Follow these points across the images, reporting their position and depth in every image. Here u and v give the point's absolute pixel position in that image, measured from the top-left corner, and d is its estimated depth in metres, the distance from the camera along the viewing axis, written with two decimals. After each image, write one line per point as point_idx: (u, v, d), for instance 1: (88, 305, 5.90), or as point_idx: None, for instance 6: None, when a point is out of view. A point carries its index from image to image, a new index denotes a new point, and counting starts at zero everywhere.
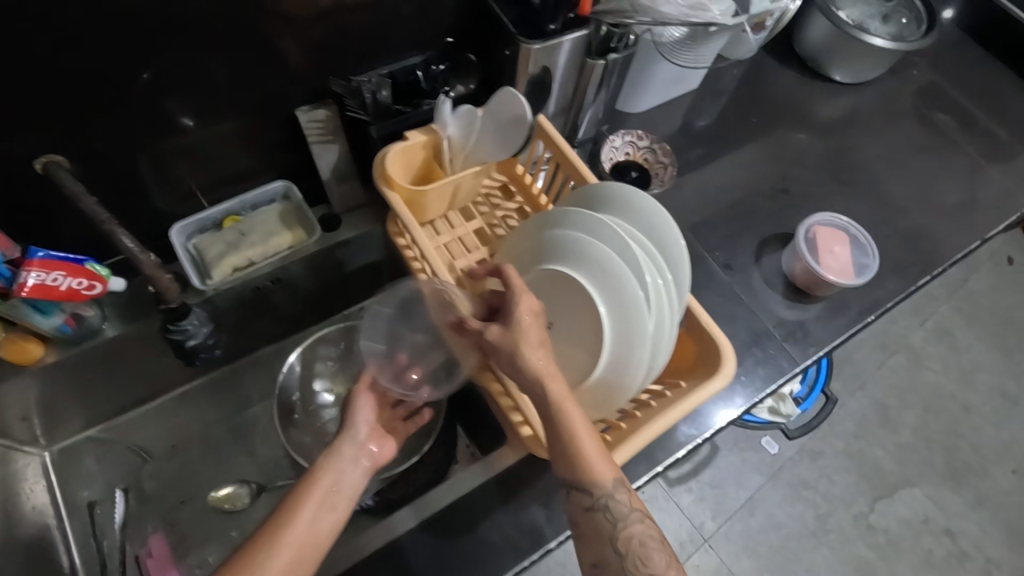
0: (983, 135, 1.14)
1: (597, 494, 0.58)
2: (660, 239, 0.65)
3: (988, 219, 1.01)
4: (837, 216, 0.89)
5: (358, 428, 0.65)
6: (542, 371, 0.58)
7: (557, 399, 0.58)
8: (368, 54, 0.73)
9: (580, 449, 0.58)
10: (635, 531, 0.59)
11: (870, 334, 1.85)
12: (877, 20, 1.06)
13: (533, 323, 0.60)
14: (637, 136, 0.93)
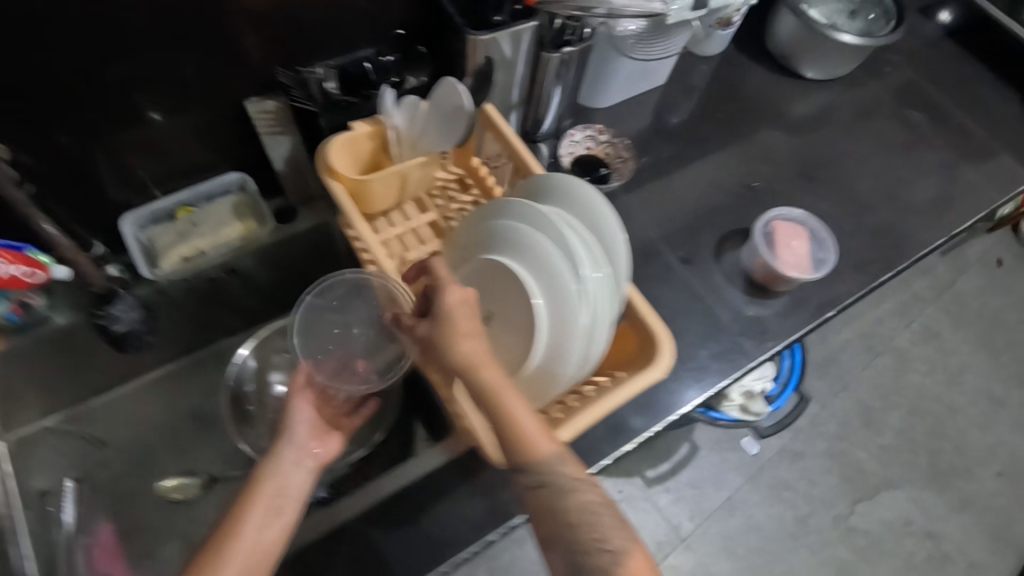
0: (956, 131, 1.14)
1: (538, 473, 0.56)
2: (600, 229, 0.64)
3: (957, 215, 1.01)
4: (794, 210, 0.90)
5: (298, 431, 0.65)
6: (472, 357, 0.57)
7: (488, 385, 0.56)
8: (315, 46, 0.73)
9: (516, 431, 0.56)
10: (579, 502, 0.55)
11: (855, 336, 1.84)
12: (846, 16, 1.05)
13: (463, 311, 0.58)
14: (597, 131, 0.94)
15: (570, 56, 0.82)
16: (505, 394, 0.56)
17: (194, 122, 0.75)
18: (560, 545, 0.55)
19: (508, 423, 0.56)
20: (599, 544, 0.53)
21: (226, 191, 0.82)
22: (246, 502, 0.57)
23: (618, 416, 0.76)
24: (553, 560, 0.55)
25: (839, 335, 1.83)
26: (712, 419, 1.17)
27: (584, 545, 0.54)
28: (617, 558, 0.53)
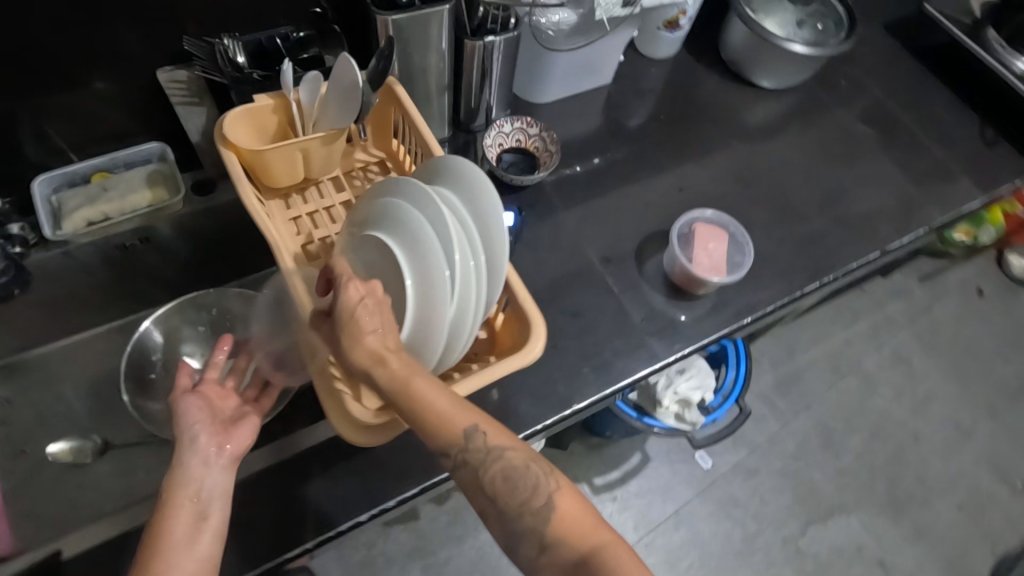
0: (908, 148, 1.12)
1: (453, 450, 0.56)
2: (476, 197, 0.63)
3: (895, 230, 0.99)
4: (717, 214, 0.89)
5: (196, 433, 0.59)
6: (373, 350, 0.58)
7: (399, 376, 0.57)
8: (228, 18, 0.74)
9: (423, 417, 0.56)
10: (500, 468, 0.57)
11: (822, 356, 1.81)
12: (797, 26, 1.04)
13: (357, 302, 0.59)
14: (526, 124, 0.93)
15: (494, 45, 0.82)
16: (412, 383, 0.57)
17: (117, 90, 0.76)
18: (492, 512, 0.57)
19: (417, 411, 0.57)
20: (525, 505, 0.55)
21: (147, 160, 0.84)
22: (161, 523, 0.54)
23: (510, 406, 0.76)
24: (493, 527, 0.57)
25: (806, 355, 1.80)
26: (646, 426, 1.15)
27: (511, 509, 0.55)
28: (545, 514, 0.55)
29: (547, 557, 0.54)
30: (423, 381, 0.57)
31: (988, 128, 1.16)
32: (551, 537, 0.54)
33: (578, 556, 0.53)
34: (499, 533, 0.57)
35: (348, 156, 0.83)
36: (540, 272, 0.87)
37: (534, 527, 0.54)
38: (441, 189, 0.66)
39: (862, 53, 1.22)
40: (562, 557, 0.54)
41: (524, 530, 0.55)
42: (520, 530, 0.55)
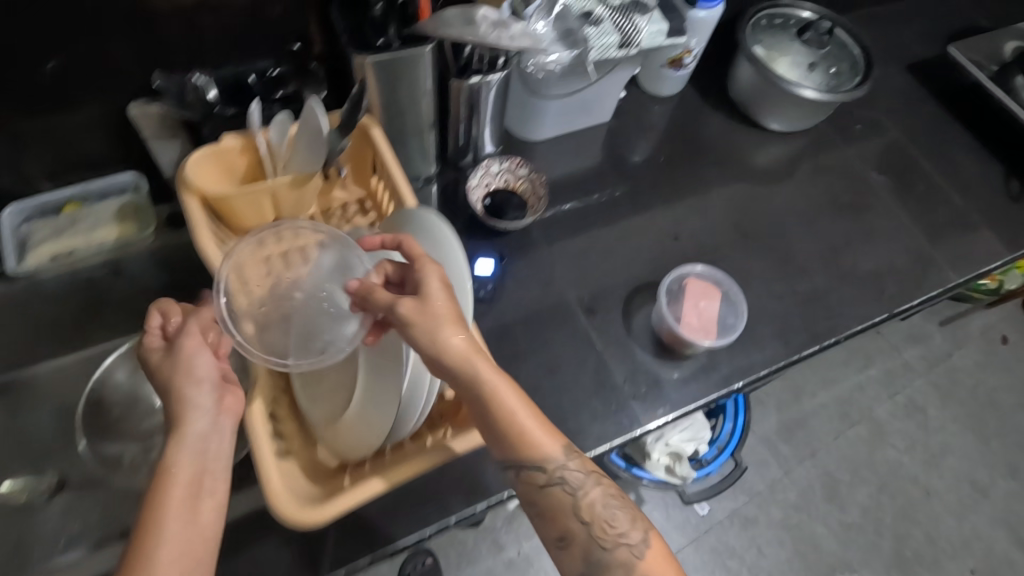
0: (926, 199, 1.05)
1: (549, 466, 0.56)
2: (436, 247, 0.61)
3: (906, 292, 0.93)
4: (710, 270, 0.85)
5: (201, 395, 0.55)
6: (464, 346, 0.54)
7: (486, 377, 0.54)
8: (202, 53, 0.73)
9: (517, 433, 0.56)
10: (595, 497, 0.56)
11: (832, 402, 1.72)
12: (812, 67, 0.98)
13: (434, 290, 0.55)
14: (515, 164, 0.88)
15: (480, 86, 0.78)
16: (508, 395, 0.55)
17: (91, 121, 0.75)
18: (577, 539, 0.56)
19: (511, 421, 0.55)
20: (620, 538, 0.55)
21: (121, 191, 0.82)
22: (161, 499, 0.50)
23: (476, 468, 0.72)
24: (571, 556, 0.56)
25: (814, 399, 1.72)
26: (634, 477, 1.11)
27: (604, 539, 0.55)
28: (636, 550, 0.55)
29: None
30: (510, 390, 0.55)
31: (1013, 180, 1.09)
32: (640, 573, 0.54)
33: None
34: (580, 561, 0.56)
35: (324, 194, 0.80)
36: (520, 322, 0.82)
37: (624, 562, 0.55)
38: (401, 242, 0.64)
39: (881, 96, 1.15)
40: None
41: (612, 563, 0.55)
42: (605, 562, 0.55)
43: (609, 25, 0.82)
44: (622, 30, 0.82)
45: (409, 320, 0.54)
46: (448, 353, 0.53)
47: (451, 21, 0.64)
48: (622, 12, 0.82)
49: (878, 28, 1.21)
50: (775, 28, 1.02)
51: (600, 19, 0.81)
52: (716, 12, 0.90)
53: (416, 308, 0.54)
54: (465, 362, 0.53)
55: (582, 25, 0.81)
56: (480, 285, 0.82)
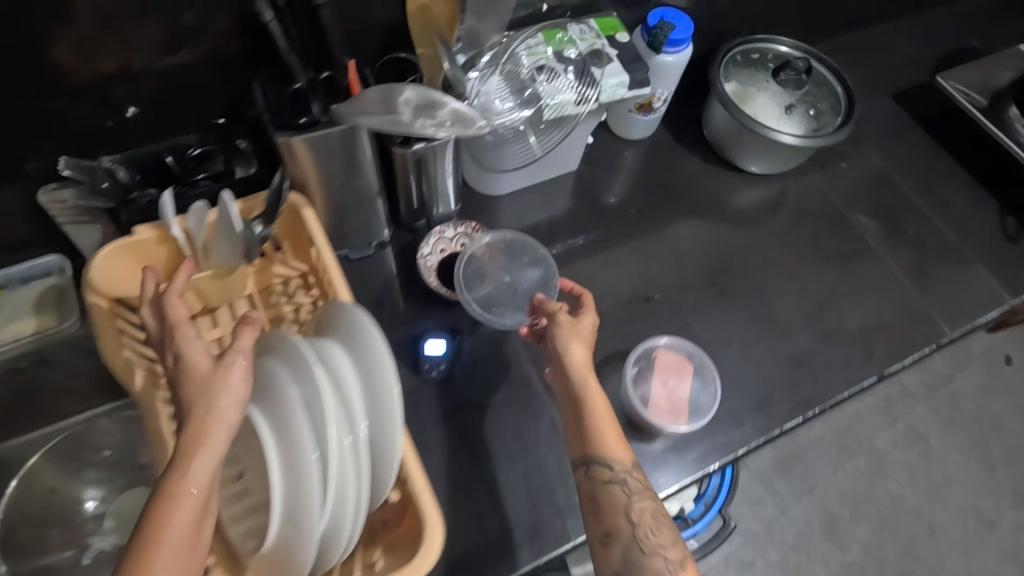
0: (919, 242, 0.98)
1: (617, 466, 0.62)
2: (358, 346, 0.55)
3: (898, 350, 0.86)
4: (679, 342, 0.80)
5: (228, 412, 0.50)
6: (585, 364, 0.66)
7: (595, 386, 0.65)
8: (122, 129, 0.67)
9: (593, 429, 0.63)
10: (647, 505, 0.61)
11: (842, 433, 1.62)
12: (789, 107, 0.93)
13: (581, 323, 0.69)
14: (471, 229, 0.84)
15: (424, 151, 0.72)
16: (599, 405, 0.64)
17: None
18: (621, 536, 0.59)
19: (604, 420, 0.63)
20: (657, 546, 0.58)
21: (46, 274, 0.75)
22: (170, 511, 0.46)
23: None
24: (612, 552, 0.59)
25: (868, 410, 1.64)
26: None
27: (645, 543, 0.58)
28: (671, 566, 0.57)
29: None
30: (604, 403, 0.64)
31: (1010, 218, 1.02)
32: None
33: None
34: (618, 559, 0.58)
35: (263, 272, 0.74)
36: (477, 404, 0.76)
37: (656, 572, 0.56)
38: (322, 340, 0.57)
39: (867, 128, 1.09)
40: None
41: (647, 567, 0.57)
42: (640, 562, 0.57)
43: (564, 82, 0.75)
44: (578, 86, 0.75)
45: (555, 326, 0.69)
46: (571, 355, 0.66)
47: (366, 105, 0.54)
48: (579, 65, 0.76)
49: (862, 55, 1.15)
50: (750, 66, 0.97)
51: (556, 74, 0.75)
52: (684, 56, 0.84)
53: (564, 321, 0.69)
54: (580, 365, 0.65)
55: (536, 81, 0.74)
56: (432, 365, 0.75)
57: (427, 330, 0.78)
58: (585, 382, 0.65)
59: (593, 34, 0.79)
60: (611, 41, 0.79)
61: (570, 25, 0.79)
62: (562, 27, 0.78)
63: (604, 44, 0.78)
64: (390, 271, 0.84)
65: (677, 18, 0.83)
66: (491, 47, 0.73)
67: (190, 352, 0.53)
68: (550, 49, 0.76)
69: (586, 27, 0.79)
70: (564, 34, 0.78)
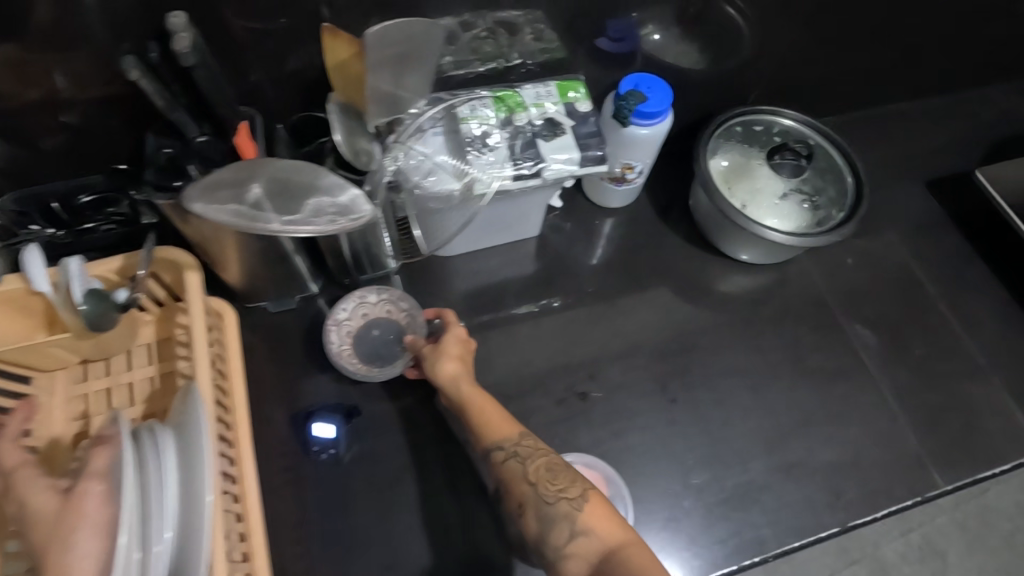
0: (927, 365, 0.84)
1: (506, 444, 0.62)
2: (188, 441, 0.51)
3: (870, 497, 0.74)
4: (591, 463, 0.71)
5: (83, 543, 0.44)
6: (451, 369, 0.67)
7: (464, 388, 0.66)
8: (21, 172, 0.63)
9: (479, 420, 0.64)
10: (541, 462, 0.60)
11: (898, 560, 1.14)
12: (783, 196, 0.82)
13: (447, 337, 0.70)
14: (396, 295, 0.76)
15: None
16: (477, 398, 0.66)
17: None
18: (530, 500, 0.58)
19: (485, 408, 0.65)
20: (560, 492, 0.57)
21: None
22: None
23: None
24: (529, 518, 0.58)
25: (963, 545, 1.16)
26: None
27: (549, 493, 0.58)
28: (577, 503, 0.56)
29: (574, 546, 0.54)
30: (480, 396, 0.66)
31: None
32: (580, 524, 0.55)
33: (604, 548, 0.54)
34: (535, 521, 0.57)
35: (163, 323, 0.69)
36: (369, 496, 0.71)
37: (567, 515, 0.56)
38: (150, 424, 0.52)
39: (887, 221, 0.95)
40: (587, 546, 0.54)
41: (556, 516, 0.56)
42: (552, 514, 0.56)
43: (503, 154, 0.67)
44: (519, 159, 0.68)
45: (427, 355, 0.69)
46: (439, 373, 0.67)
47: (222, 184, 0.49)
48: (526, 137, 0.69)
49: (888, 135, 1.02)
50: (747, 142, 0.86)
51: (494, 144, 0.68)
52: (662, 127, 0.75)
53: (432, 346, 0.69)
54: (450, 377, 0.67)
55: (471, 151, 0.67)
56: (322, 448, 0.72)
57: (318, 411, 0.73)
58: (458, 390, 0.66)
59: (552, 99, 0.71)
60: (569, 109, 0.71)
61: (526, 87, 0.71)
62: (516, 89, 0.71)
63: (560, 112, 0.71)
64: (310, 334, 0.78)
65: (653, 87, 0.74)
66: (411, 118, 0.65)
67: (38, 500, 0.49)
68: (497, 114, 0.69)
69: (545, 89, 0.72)
70: (519, 98, 0.71)
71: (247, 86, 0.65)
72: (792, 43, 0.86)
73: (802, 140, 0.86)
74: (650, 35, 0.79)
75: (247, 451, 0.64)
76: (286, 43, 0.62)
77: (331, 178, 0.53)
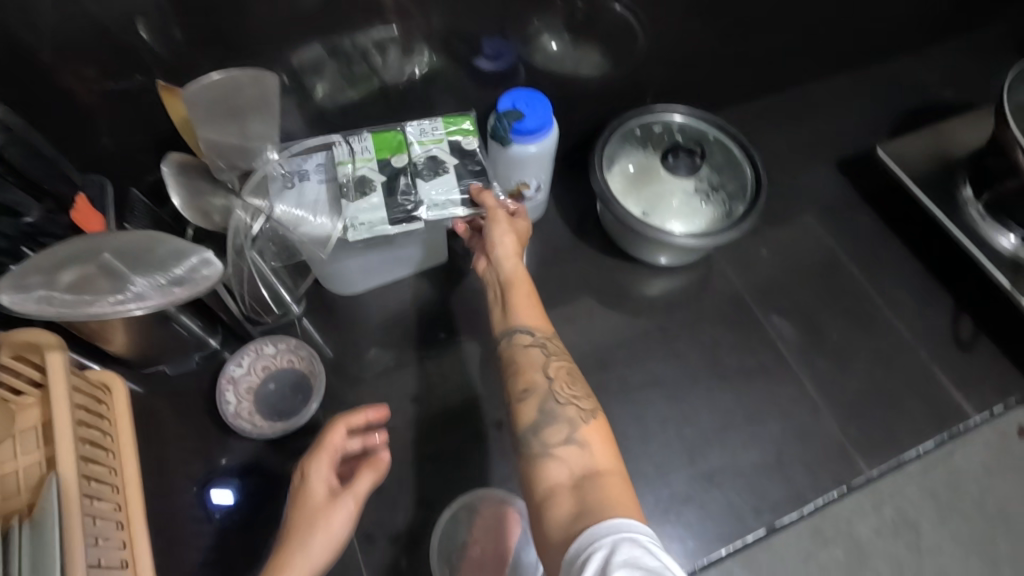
0: (849, 349, 0.83)
1: (536, 333, 0.61)
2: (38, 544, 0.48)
3: (795, 496, 0.72)
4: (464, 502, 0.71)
5: (313, 541, 0.51)
6: (508, 245, 0.65)
7: (510, 262, 0.64)
8: None
9: (527, 297, 0.63)
10: (563, 363, 0.60)
11: (875, 536, 0.90)
12: (685, 197, 0.81)
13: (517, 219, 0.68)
14: (293, 344, 0.75)
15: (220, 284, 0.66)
16: (523, 282, 0.64)
17: None
18: (538, 390, 0.58)
19: (522, 293, 0.63)
20: (572, 397, 0.58)
21: None
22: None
23: None
24: (528, 405, 0.57)
25: (942, 513, 0.92)
26: None
27: (560, 395, 0.58)
28: (584, 415, 0.57)
29: (564, 450, 0.54)
30: (527, 283, 0.64)
31: (964, 318, 0.86)
32: (580, 434, 0.55)
33: (592, 466, 0.52)
34: (533, 411, 0.57)
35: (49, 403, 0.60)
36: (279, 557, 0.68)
37: (568, 418, 0.56)
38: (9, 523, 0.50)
39: (799, 207, 0.94)
40: (577, 455, 0.53)
41: (559, 415, 0.56)
42: (554, 412, 0.56)
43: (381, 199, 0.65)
44: (399, 201, 0.65)
45: (485, 222, 0.66)
46: (496, 244, 0.65)
47: (35, 270, 0.49)
48: (404, 176, 0.66)
49: (796, 121, 1.01)
50: (645, 145, 0.85)
51: (371, 188, 0.65)
52: (546, 143, 0.73)
53: (501, 218, 0.65)
54: (503, 252, 0.64)
55: (344, 199, 0.64)
56: (224, 514, 0.69)
57: (218, 474, 0.71)
58: (501, 262, 0.64)
59: (437, 135, 0.69)
60: (455, 146, 0.69)
61: (411, 124, 0.69)
62: (399, 130, 0.69)
63: (445, 149, 0.68)
64: (212, 395, 0.75)
65: (531, 103, 0.71)
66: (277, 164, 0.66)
67: (315, 479, 0.55)
68: (376, 158, 0.67)
69: (429, 126, 0.70)
70: (401, 138, 0.68)
71: (101, 150, 0.62)
72: (683, 41, 0.85)
73: (698, 137, 0.86)
74: (544, 45, 0.77)
75: (139, 527, 0.62)
76: (131, 102, 0.59)
77: (170, 248, 0.53)
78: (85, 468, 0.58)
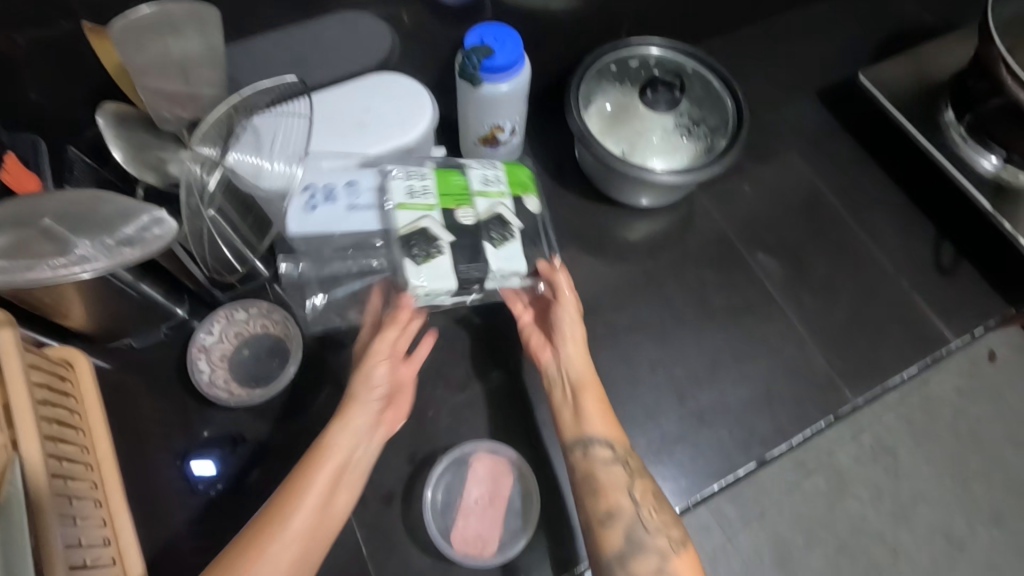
0: (833, 282, 0.82)
1: (618, 449, 0.61)
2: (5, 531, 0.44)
3: (784, 429, 0.73)
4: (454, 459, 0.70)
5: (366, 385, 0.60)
6: (580, 358, 0.64)
7: (585, 375, 0.64)
8: None
9: (605, 412, 0.63)
10: (644, 481, 0.60)
11: (857, 463, 0.92)
12: (666, 133, 0.77)
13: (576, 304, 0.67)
14: (266, 308, 0.72)
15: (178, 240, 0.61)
16: (593, 392, 0.63)
17: None
18: (623, 513, 0.58)
19: (596, 401, 0.63)
20: (661, 525, 0.58)
21: None
22: (299, 489, 0.55)
23: None
24: (613, 529, 0.57)
25: (921, 437, 0.94)
26: None
27: (647, 521, 0.58)
28: (674, 545, 0.57)
29: None
30: (600, 396, 0.63)
31: (946, 244, 0.86)
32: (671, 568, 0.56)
33: None
34: (620, 537, 0.57)
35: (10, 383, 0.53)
36: None
37: (659, 548, 0.56)
38: None
39: (782, 142, 0.92)
40: None
41: (650, 545, 0.56)
42: (643, 540, 0.56)
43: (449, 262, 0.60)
44: (468, 269, 0.61)
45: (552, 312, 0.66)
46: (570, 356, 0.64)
47: None
48: (471, 236, 0.61)
49: (775, 52, 0.98)
50: (622, 81, 0.81)
51: (440, 244, 0.60)
52: (518, 80, 0.68)
53: (570, 310, 0.65)
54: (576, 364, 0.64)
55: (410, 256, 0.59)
56: (208, 485, 0.67)
57: (198, 446, 0.69)
58: (575, 373, 0.64)
59: (500, 188, 0.66)
60: (516, 203, 0.66)
61: (475, 169, 0.66)
62: (463, 174, 0.65)
63: (510, 207, 0.64)
64: (183, 367, 0.72)
65: (500, 37, 0.67)
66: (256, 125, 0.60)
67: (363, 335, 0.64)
68: (440, 204, 0.62)
69: (492, 172, 0.67)
70: (466, 185, 0.64)
71: (30, 106, 0.56)
72: None
73: (677, 69, 0.82)
74: None
75: (118, 503, 0.61)
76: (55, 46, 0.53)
77: (112, 206, 0.48)
78: (53, 448, 0.54)
